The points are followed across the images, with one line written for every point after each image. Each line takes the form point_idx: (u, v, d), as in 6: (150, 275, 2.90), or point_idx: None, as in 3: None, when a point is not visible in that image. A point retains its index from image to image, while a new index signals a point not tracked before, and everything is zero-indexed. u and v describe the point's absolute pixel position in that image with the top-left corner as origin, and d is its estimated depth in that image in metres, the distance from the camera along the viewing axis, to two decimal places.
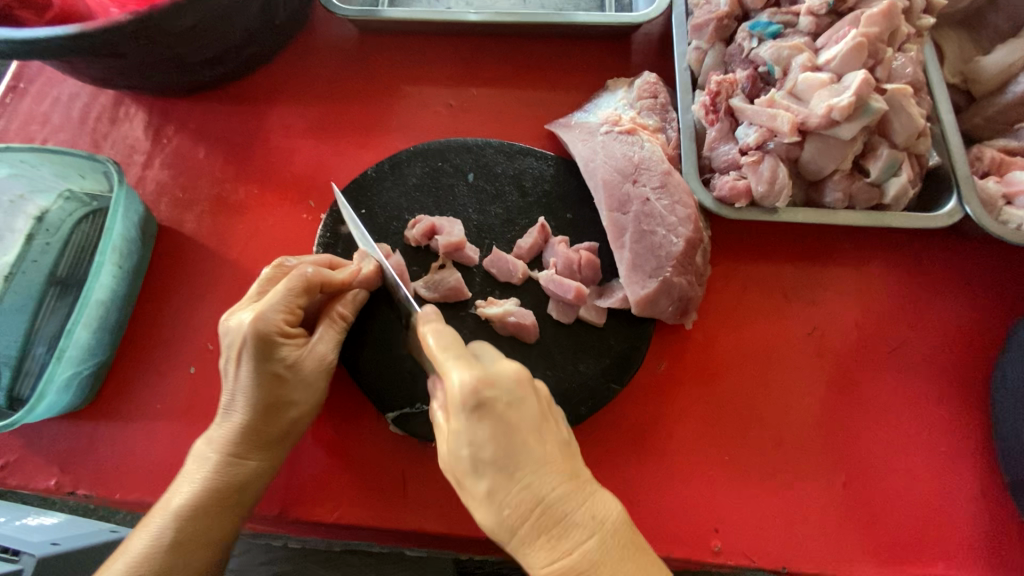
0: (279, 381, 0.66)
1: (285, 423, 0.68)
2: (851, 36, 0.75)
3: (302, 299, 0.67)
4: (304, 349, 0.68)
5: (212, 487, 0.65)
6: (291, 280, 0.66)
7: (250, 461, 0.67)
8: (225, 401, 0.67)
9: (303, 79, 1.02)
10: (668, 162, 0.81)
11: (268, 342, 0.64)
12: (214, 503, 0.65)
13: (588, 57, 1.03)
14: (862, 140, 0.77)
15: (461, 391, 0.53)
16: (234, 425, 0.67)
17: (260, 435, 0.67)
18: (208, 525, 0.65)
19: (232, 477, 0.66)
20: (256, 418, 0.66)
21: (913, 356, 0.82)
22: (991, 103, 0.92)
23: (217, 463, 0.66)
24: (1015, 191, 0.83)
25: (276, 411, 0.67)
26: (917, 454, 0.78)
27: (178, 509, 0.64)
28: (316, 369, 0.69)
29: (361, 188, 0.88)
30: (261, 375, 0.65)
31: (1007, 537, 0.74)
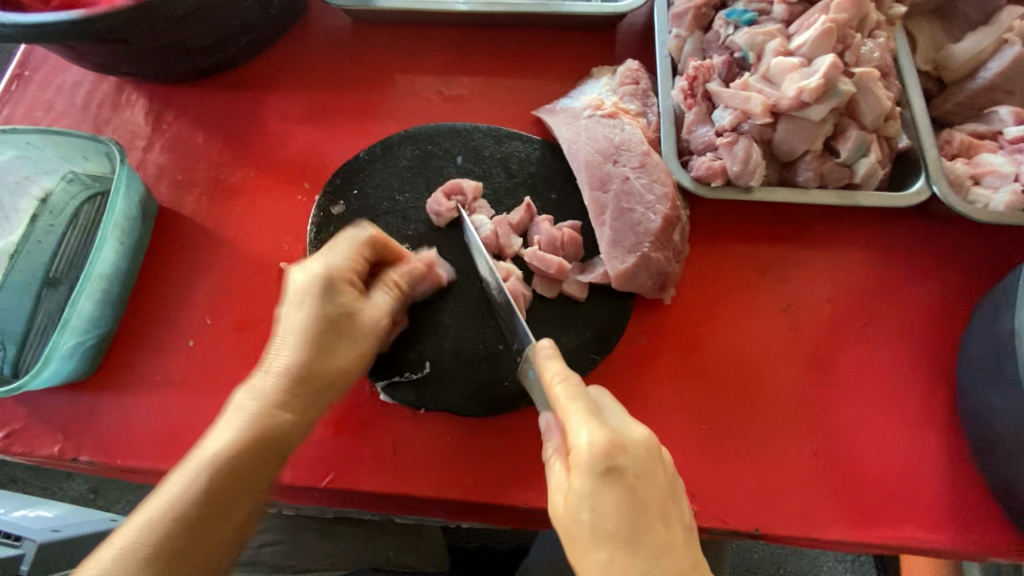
0: (336, 325, 0.69)
1: (336, 372, 0.68)
2: (821, 22, 0.79)
3: (366, 254, 0.74)
4: (363, 303, 0.72)
5: (255, 434, 0.62)
6: (357, 239, 0.74)
7: (294, 410, 0.66)
8: (275, 349, 0.67)
9: (298, 67, 1.05)
10: (646, 144, 0.84)
11: (336, 285, 0.69)
12: (253, 451, 0.62)
13: (574, 46, 1.06)
14: (832, 121, 0.81)
15: (590, 447, 0.55)
16: (285, 369, 0.66)
17: (307, 382, 0.67)
18: (250, 473, 0.61)
19: (271, 426, 0.63)
20: (312, 362, 0.67)
21: (883, 330, 0.86)
22: (962, 90, 0.95)
23: (256, 413, 0.63)
24: (982, 171, 0.86)
25: (330, 357, 0.68)
26: (885, 423, 0.82)
27: (215, 457, 0.60)
28: (369, 325, 0.71)
29: (353, 170, 0.91)
30: (321, 315, 0.67)
31: (970, 501, 0.78)
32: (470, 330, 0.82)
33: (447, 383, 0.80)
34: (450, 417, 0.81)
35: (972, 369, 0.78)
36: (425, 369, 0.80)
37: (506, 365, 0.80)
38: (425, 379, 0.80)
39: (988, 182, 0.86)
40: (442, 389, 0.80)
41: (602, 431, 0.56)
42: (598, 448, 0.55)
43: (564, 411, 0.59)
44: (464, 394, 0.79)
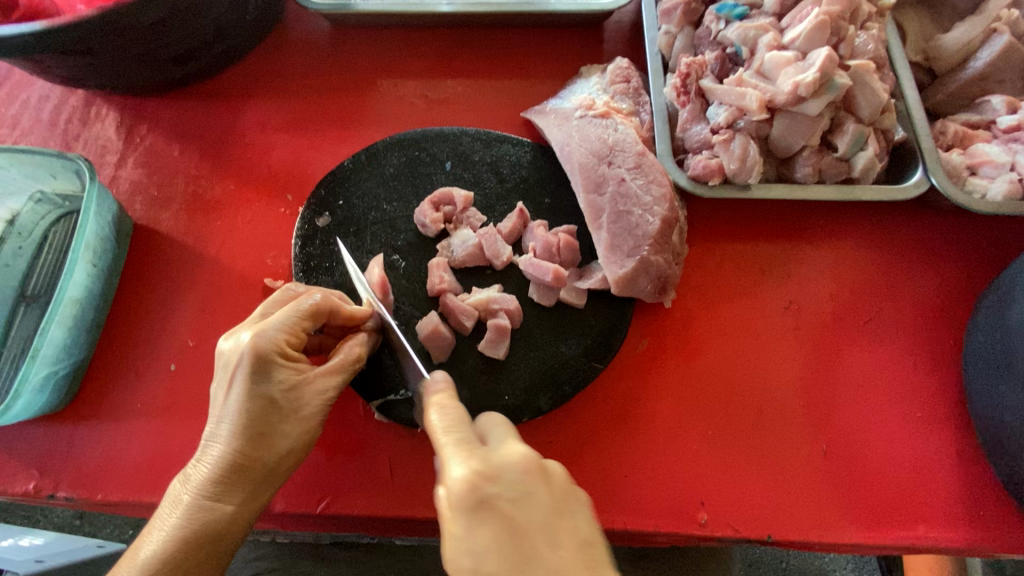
0: (273, 406, 0.63)
1: (271, 462, 0.64)
2: (814, 15, 0.77)
3: (307, 321, 0.66)
4: (303, 376, 0.65)
5: (185, 535, 0.61)
6: (300, 304, 0.66)
7: (227, 506, 0.63)
8: (209, 434, 0.64)
9: (277, 75, 1.01)
10: (641, 144, 0.82)
11: (270, 367, 0.63)
12: (185, 555, 0.60)
13: (562, 45, 1.04)
14: (828, 116, 0.79)
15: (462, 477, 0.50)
16: (217, 462, 0.62)
17: (240, 477, 0.63)
18: (187, 572, 0.60)
19: (208, 523, 0.61)
20: (240, 454, 0.62)
21: (887, 325, 0.84)
22: (954, 80, 0.94)
23: (189, 510, 0.61)
24: (978, 162, 0.85)
25: (262, 446, 0.63)
26: (894, 420, 0.80)
27: (147, 562, 0.59)
28: (313, 401, 0.66)
29: (338, 180, 0.88)
30: (254, 399, 0.62)
31: (982, 497, 0.76)
32: (467, 344, 0.79)
33: None
34: None
35: (978, 363, 0.77)
36: None
37: (506, 377, 0.77)
38: None
39: (984, 172, 0.85)
40: None
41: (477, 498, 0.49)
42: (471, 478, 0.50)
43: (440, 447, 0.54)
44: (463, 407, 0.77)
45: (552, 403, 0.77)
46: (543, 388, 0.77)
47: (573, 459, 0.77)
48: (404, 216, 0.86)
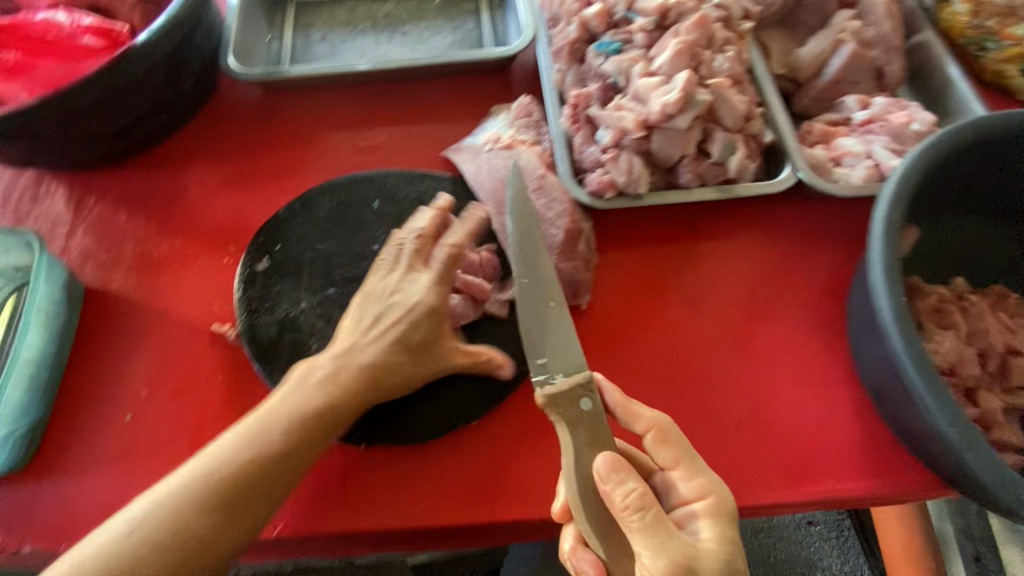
0: (358, 377, 0.74)
1: (350, 421, 0.74)
2: (672, 46, 0.91)
3: (423, 298, 0.80)
4: (377, 348, 0.76)
5: (255, 475, 0.67)
6: (413, 287, 0.80)
7: (296, 458, 0.70)
8: (298, 389, 0.73)
9: (216, 139, 1.10)
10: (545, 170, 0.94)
11: (425, 322, 0.79)
12: (251, 491, 0.67)
13: (474, 89, 1.16)
14: (698, 128, 0.91)
15: (715, 485, 0.71)
16: (314, 415, 0.71)
17: (324, 431, 0.72)
18: (245, 511, 0.66)
19: (276, 463, 0.68)
20: (324, 415, 0.72)
21: (781, 304, 0.94)
22: (814, 86, 1.08)
23: (264, 448, 0.68)
24: (840, 153, 0.98)
25: (339, 411, 0.73)
26: (796, 388, 0.89)
27: (241, 486, 0.66)
28: (388, 376, 0.76)
29: (275, 227, 0.96)
30: (346, 368, 0.75)
31: (879, 447, 0.85)
32: None
33: (386, 416, 0.83)
34: (394, 448, 0.84)
35: (857, 328, 0.87)
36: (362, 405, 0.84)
37: (440, 388, 0.85)
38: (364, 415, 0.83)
39: (847, 162, 0.98)
40: (381, 421, 0.83)
41: (715, 526, 0.68)
42: (711, 492, 0.70)
43: (667, 447, 0.72)
44: (403, 421, 0.83)
45: (483, 408, 0.84)
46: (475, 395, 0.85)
47: (510, 457, 0.84)
48: (337, 253, 0.93)
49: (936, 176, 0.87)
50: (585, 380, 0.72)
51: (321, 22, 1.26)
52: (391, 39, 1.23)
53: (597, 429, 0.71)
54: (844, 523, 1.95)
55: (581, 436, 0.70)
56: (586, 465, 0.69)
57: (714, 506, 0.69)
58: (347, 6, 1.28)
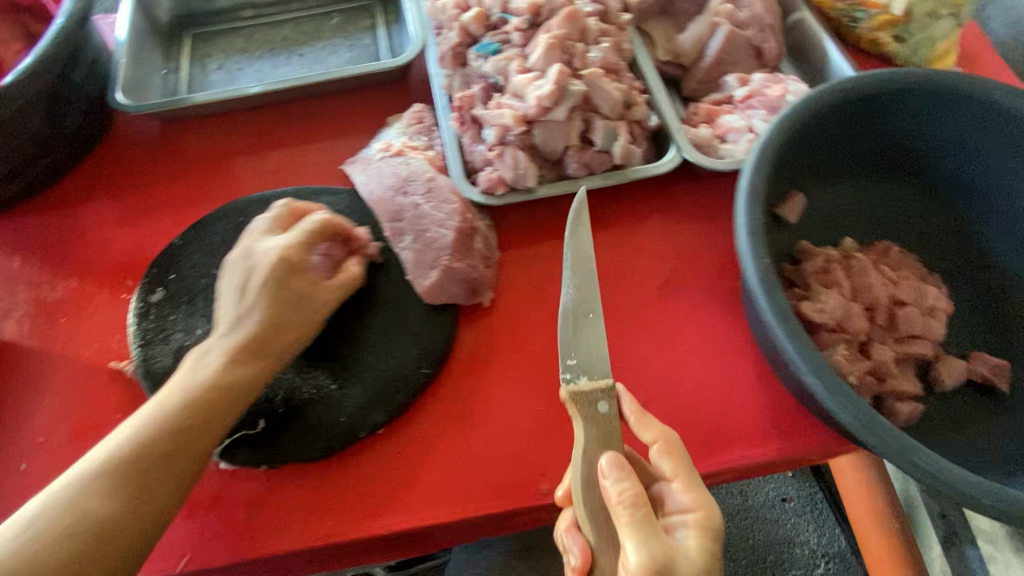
0: (244, 344, 0.76)
1: (244, 387, 0.75)
2: (543, 41, 0.93)
3: (291, 260, 0.81)
4: (261, 313, 0.78)
5: (148, 454, 0.68)
6: (282, 251, 0.81)
7: (195, 428, 0.71)
8: (192, 369, 0.75)
9: (112, 176, 1.09)
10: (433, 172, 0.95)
11: (293, 278, 0.80)
12: (145, 470, 0.67)
13: (373, 102, 1.17)
14: (578, 119, 0.93)
15: (705, 503, 0.68)
16: (202, 388, 0.73)
17: (216, 401, 0.73)
18: (142, 492, 0.66)
19: (171, 438, 0.69)
20: (213, 386, 0.73)
21: (681, 281, 0.96)
22: (698, 69, 1.12)
23: (156, 426, 0.69)
24: (724, 131, 1.01)
25: (232, 377, 0.74)
26: (700, 362, 0.90)
27: (133, 468, 0.66)
28: (276, 337, 0.78)
29: (169, 256, 0.95)
30: (232, 340, 0.76)
31: (783, 411, 0.86)
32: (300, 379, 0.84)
33: (286, 434, 0.82)
34: (300, 466, 0.82)
35: None
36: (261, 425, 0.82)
37: (340, 402, 0.83)
38: (263, 436, 0.82)
39: (731, 138, 1.01)
40: (281, 441, 0.81)
41: (700, 542, 0.67)
42: (702, 509, 0.68)
43: (669, 459, 0.71)
44: (304, 439, 0.82)
45: (387, 415, 0.83)
46: (378, 404, 0.84)
47: (419, 463, 0.83)
48: None
49: (824, 128, 0.90)
50: (607, 385, 0.72)
51: (218, 50, 1.26)
52: (288, 61, 1.24)
53: (609, 430, 0.71)
54: (817, 496, 1.99)
55: (590, 433, 0.70)
56: (591, 458, 0.69)
57: (704, 525, 0.68)
58: (244, 34, 1.29)
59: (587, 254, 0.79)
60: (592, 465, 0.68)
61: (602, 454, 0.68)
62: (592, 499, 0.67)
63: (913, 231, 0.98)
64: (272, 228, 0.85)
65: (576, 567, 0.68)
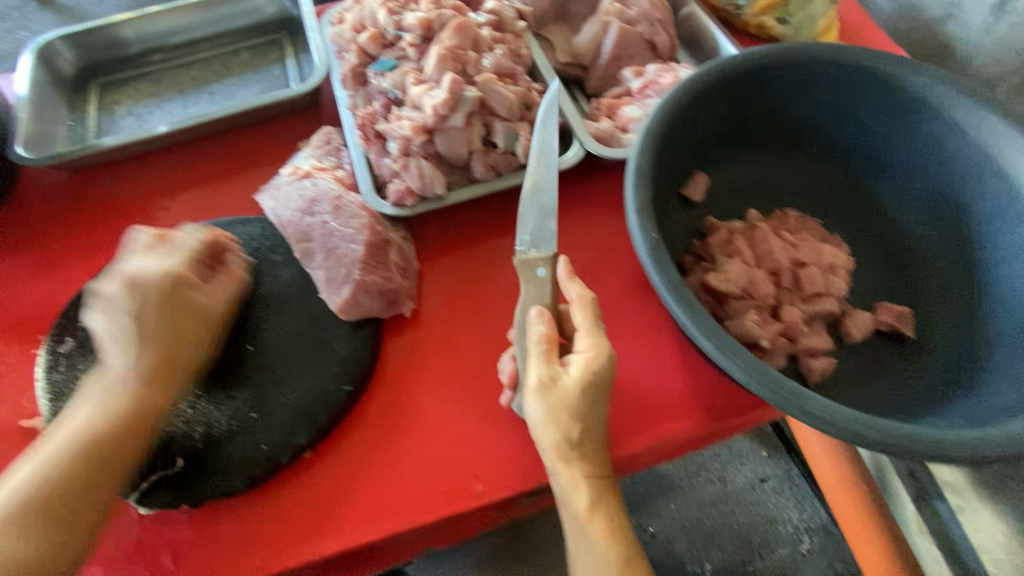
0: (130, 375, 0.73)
1: (136, 418, 0.72)
2: (435, 52, 0.95)
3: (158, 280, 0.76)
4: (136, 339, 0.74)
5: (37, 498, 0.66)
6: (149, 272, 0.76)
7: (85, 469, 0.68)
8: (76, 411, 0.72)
9: (19, 231, 1.06)
10: (341, 190, 0.95)
11: (181, 301, 0.77)
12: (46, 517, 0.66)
13: (286, 130, 1.18)
14: (478, 124, 0.95)
15: (605, 356, 0.75)
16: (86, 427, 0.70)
17: (106, 438, 0.70)
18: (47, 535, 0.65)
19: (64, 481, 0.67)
20: (101, 424, 0.70)
21: (599, 269, 0.98)
22: (597, 67, 1.16)
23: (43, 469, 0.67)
24: (625, 121, 1.05)
25: (120, 411, 0.72)
26: (623, 344, 0.92)
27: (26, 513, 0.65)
28: (158, 360, 0.74)
29: (78, 304, 0.92)
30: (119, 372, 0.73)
31: (706, 382, 0.88)
32: (217, 411, 0.82)
33: (206, 470, 0.79)
34: (226, 501, 0.80)
35: None
36: (179, 463, 0.79)
37: (261, 429, 0.82)
38: (182, 474, 0.79)
39: (631, 127, 1.05)
40: (201, 477, 0.79)
41: (586, 378, 0.73)
42: (598, 356, 0.74)
43: (579, 300, 0.78)
44: (225, 473, 0.79)
45: (312, 436, 0.82)
46: (299, 426, 0.82)
47: (350, 481, 0.82)
48: None
49: (711, 105, 0.94)
50: (547, 253, 0.81)
51: (126, 96, 1.26)
52: (198, 99, 1.24)
53: (540, 291, 0.79)
54: (794, 471, 2.02)
55: (525, 295, 0.80)
56: (525, 305, 0.79)
57: (594, 367, 0.74)
58: (152, 78, 1.29)
59: (549, 202, 0.85)
60: (524, 315, 0.79)
61: (533, 307, 0.78)
62: (526, 345, 0.78)
63: (809, 194, 1.03)
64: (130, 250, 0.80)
65: (507, 382, 0.83)
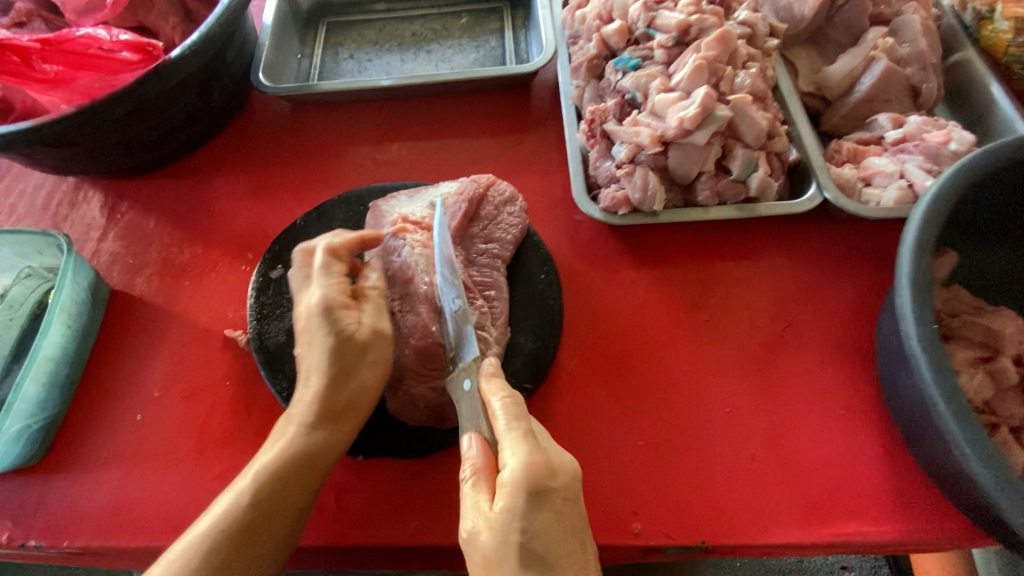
0: (306, 451, 0.71)
1: (351, 392, 0.74)
2: (692, 61, 0.89)
3: (333, 393, 0.73)
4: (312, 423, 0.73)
5: (267, 494, 0.68)
6: (306, 423, 0.72)
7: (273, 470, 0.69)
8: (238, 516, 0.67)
9: (243, 150, 1.14)
10: (453, 230, 0.90)
11: (333, 385, 0.73)
12: (285, 477, 0.69)
13: (495, 106, 1.18)
14: (718, 144, 0.89)
15: (523, 473, 0.58)
16: (249, 496, 0.67)
17: (275, 500, 0.68)
18: (261, 523, 0.67)
19: (276, 479, 0.69)
20: (291, 457, 0.70)
21: (805, 332, 0.89)
22: (845, 104, 1.04)
23: (257, 490, 0.68)
24: (870, 173, 0.94)
25: (340, 401, 0.73)
26: (820, 420, 0.83)
27: (219, 530, 0.65)
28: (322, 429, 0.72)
29: (290, 236, 0.97)
30: (287, 451, 0.70)
31: (912, 489, 0.78)
32: None
33: (383, 428, 0.82)
34: (393, 461, 0.82)
35: (886, 359, 0.81)
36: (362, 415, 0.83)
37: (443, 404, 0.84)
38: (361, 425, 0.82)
39: (877, 182, 0.93)
40: (381, 437, 0.82)
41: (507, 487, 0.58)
42: (519, 472, 0.58)
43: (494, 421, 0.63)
44: (398, 437, 0.82)
45: None
46: None
47: None
48: None
49: (993, 192, 0.80)
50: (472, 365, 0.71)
51: (350, 40, 1.30)
52: (415, 57, 1.26)
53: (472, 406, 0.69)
54: None
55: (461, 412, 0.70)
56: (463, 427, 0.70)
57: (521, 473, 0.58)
58: (375, 27, 1.32)
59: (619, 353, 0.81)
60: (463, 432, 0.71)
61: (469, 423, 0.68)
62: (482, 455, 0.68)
63: None
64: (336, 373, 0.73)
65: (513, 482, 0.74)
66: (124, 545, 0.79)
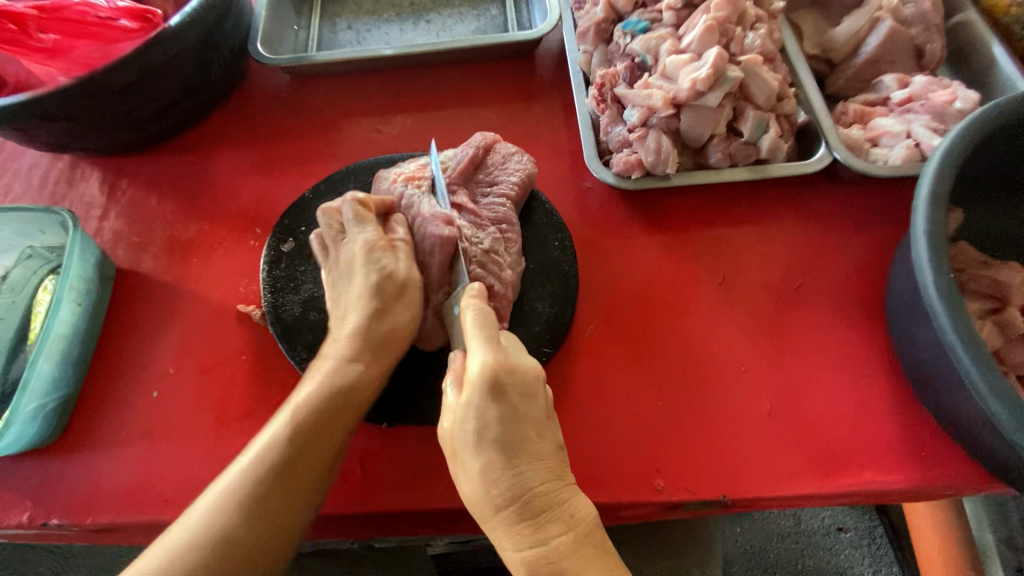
0: (347, 384, 0.72)
1: (389, 327, 0.75)
2: (703, 21, 0.89)
3: (374, 327, 0.74)
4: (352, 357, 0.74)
5: (307, 429, 0.69)
6: (346, 358, 0.73)
7: (315, 404, 0.70)
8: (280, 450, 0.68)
9: (243, 124, 1.12)
10: (458, 171, 0.91)
11: (374, 320, 0.74)
12: (326, 410, 0.70)
13: (499, 75, 1.16)
14: (729, 105, 0.89)
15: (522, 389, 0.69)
16: (293, 428, 0.69)
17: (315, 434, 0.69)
18: (302, 457, 0.68)
19: (317, 411, 0.70)
20: (333, 389, 0.71)
21: (817, 291, 0.91)
22: (850, 66, 1.05)
23: (298, 424, 0.69)
24: (877, 134, 0.95)
25: (380, 336, 0.75)
26: (833, 375, 0.85)
27: (260, 463, 0.67)
28: (361, 363, 0.73)
29: (299, 209, 0.96)
30: (328, 383, 0.71)
31: (923, 439, 0.80)
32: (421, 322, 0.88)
33: (406, 398, 0.83)
34: (416, 430, 0.83)
35: (897, 315, 0.83)
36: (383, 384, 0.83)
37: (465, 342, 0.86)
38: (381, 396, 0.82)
39: (884, 142, 0.94)
40: (402, 405, 0.82)
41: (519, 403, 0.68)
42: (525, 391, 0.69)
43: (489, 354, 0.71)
44: (421, 405, 0.82)
45: None
46: None
47: None
48: None
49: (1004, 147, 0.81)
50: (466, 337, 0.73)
51: (347, 10, 1.27)
52: (416, 26, 1.23)
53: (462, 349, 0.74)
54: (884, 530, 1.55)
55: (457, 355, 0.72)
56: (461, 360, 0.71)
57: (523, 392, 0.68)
58: None
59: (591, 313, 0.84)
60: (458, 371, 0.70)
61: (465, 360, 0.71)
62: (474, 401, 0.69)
63: None
64: (376, 309, 0.75)
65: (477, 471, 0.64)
66: (148, 520, 0.79)
